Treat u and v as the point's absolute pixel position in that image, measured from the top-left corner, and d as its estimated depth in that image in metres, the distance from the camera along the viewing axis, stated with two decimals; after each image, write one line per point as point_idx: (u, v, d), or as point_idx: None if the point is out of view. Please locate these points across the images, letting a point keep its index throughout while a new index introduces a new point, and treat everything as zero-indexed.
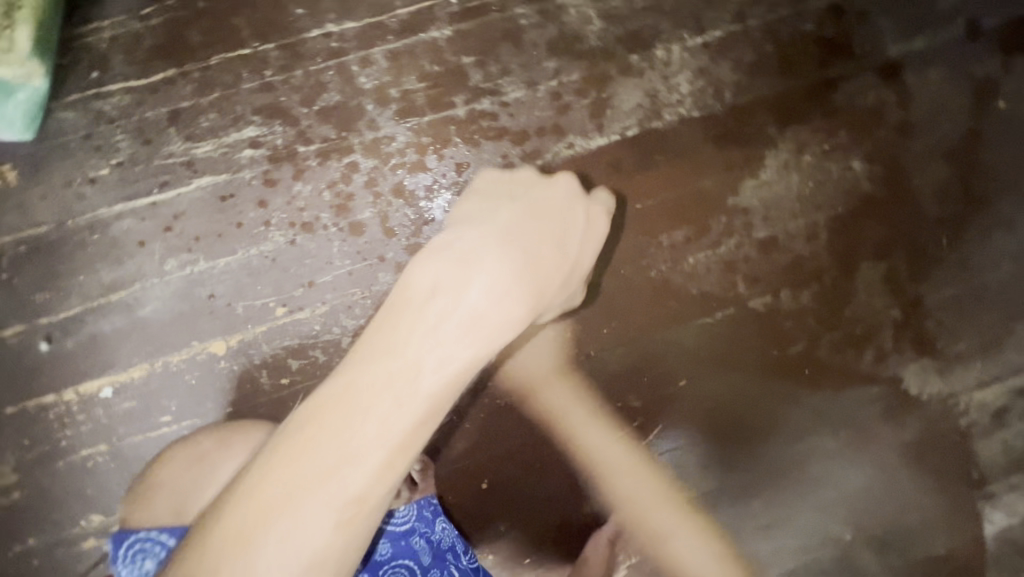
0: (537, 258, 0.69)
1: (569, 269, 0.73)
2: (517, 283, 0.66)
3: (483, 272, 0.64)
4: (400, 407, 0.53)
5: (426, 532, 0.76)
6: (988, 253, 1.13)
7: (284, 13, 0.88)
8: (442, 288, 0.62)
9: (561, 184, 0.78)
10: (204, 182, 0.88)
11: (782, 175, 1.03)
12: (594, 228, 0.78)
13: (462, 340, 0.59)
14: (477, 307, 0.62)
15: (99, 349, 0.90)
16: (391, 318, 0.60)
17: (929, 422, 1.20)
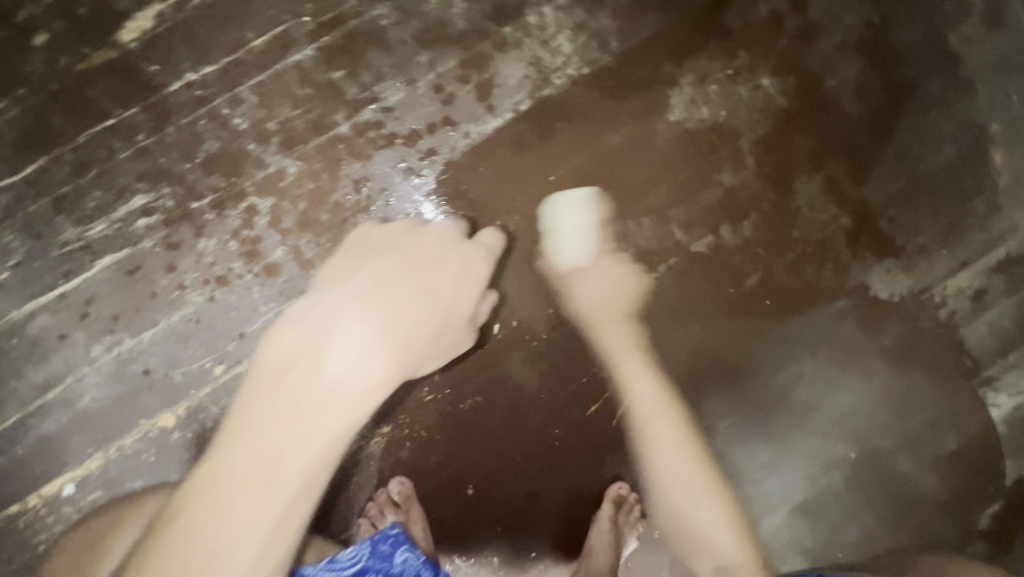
0: (402, 312, 0.72)
1: (441, 319, 0.75)
2: (382, 343, 0.68)
3: (343, 336, 0.69)
4: (263, 493, 0.57)
5: (383, 568, 0.75)
6: (926, 137, 1.10)
7: (139, 73, 0.85)
8: (292, 361, 0.67)
9: (434, 234, 0.82)
10: (107, 261, 0.87)
11: (692, 111, 1.00)
12: (475, 271, 0.80)
13: (320, 417, 0.61)
14: (331, 381, 0.64)
15: (49, 451, 0.89)
16: (248, 403, 0.64)
17: (908, 322, 1.16)
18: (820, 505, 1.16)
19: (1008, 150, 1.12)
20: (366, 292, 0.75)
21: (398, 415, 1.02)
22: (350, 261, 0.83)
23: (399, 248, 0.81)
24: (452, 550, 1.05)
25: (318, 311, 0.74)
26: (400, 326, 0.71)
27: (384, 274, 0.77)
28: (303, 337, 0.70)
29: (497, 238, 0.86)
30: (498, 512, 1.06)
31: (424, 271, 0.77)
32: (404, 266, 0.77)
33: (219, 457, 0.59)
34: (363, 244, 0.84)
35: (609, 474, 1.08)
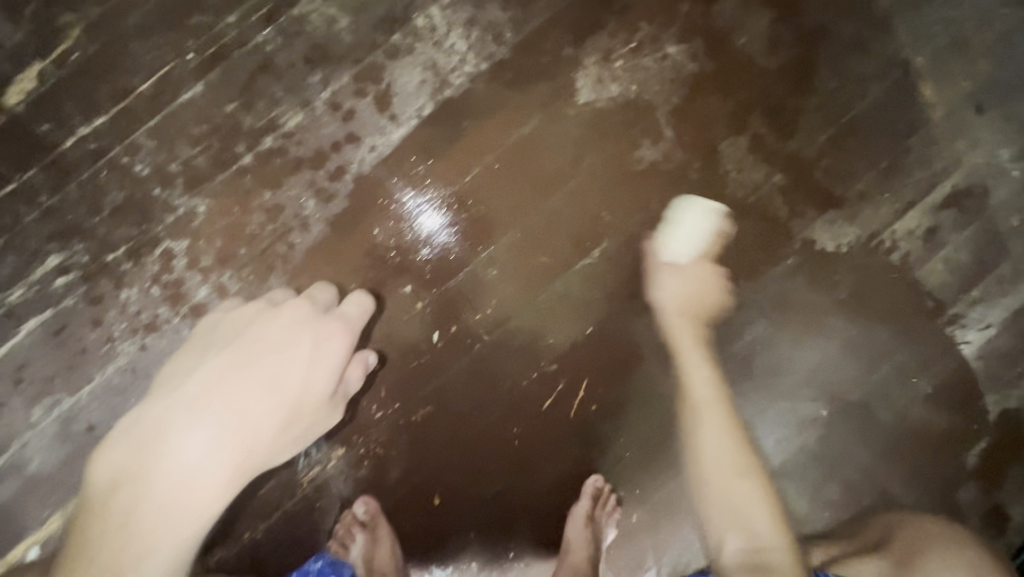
0: (240, 413, 0.62)
1: (289, 412, 0.65)
2: (222, 449, 0.60)
3: (175, 448, 0.60)
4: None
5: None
6: (848, 81, 1.08)
7: (31, 134, 0.86)
8: (121, 477, 0.59)
9: (287, 313, 0.70)
10: (32, 324, 0.87)
11: (601, 90, 1.00)
12: (329, 350, 0.68)
13: (153, 531, 0.58)
14: (169, 491, 0.58)
15: (7, 519, 0.89)
16: (87, 520, 0.59)
17: (862, 272, 1.12)
18: (799, 467, 1.13)
19: (933, 82, 1.10)
20: (203, 393, 0.63)
21: (352, 435, 1.01)
22: (190, 360, 0.69)
23: (242, 338, 0.69)
24: (428, 561, 1.04)
25: (144, 423, 0.62)
26: (239, 429, 0.61)
27: (224, 369, 0.65)
28: (131, 453, 0.60)
29: (365, 304, 0.76)
30: (469, 521, 1.04)
31: (265, 358, 0.66)
32: (255, 351, 0.66)
33: (76, 570, 0.57)
34: (212, 335, 0.72)
35: (577, 467, 1.06)
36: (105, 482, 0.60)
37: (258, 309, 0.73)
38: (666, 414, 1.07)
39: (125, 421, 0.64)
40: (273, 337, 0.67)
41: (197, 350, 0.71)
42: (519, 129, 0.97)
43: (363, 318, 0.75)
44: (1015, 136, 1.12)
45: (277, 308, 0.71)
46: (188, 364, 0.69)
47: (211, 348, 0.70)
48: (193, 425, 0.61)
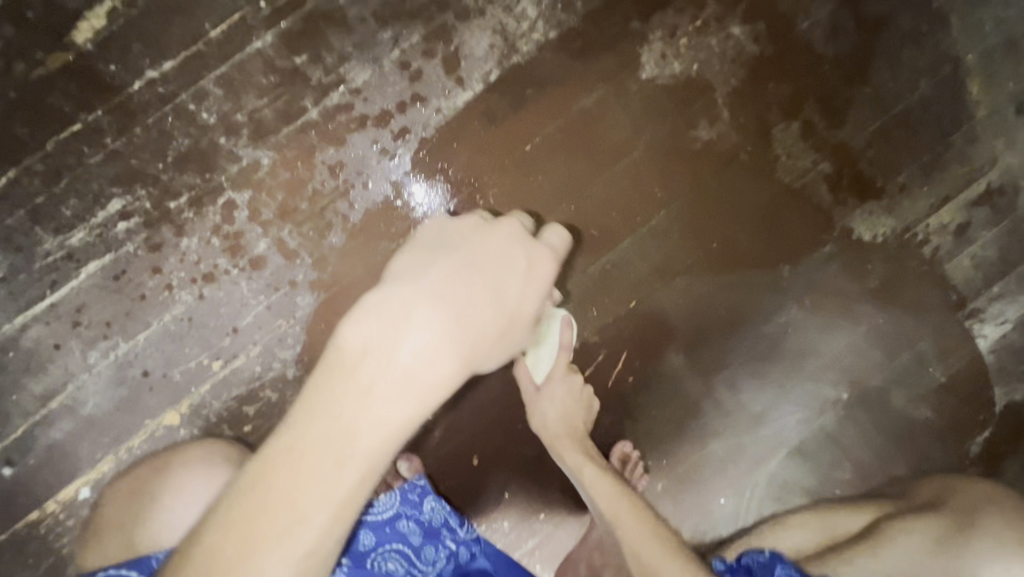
0: (474, 312, 0.55)
1: (508, 318, 0.59)
2: (457, 340, 0.53)
3: (414, 327, 0.51)
4: (335, 476, 0.47)
5: (414, 515, 0.74)
6: (900, 73, 1.11)
7: (98, 73, 0.85)
8: (377, 343, 0.50)
9: (503, 226, 0.65)
10: (91, 268, 0.87)
11: (664, 66, 1.02)
12: (540, 270, 0.64)
13: (386, 411, 0.49)
14: (405, 370, 0.50)
15: (61, 458, 0.90)
16: (317, 382, 0.49)
17: (892, 263, 1.15)
18: (817, 446, 1.16)
19: (981, 80, 1.13)
20: (442, 284, 0.55)
21: None
22: (415, 257, 0.60)
23: (463, 243, 0.62)
24: (463, 518, 1.07)
25: (389, 298, 0.52)
26: (473, 328, 0.54)
27: (451, 273, 0.57)
28: (378, 322, 0.51)
29: (564, 236, 0.74)
30: (503, 482, 1.08)
31: (494, 263, 0.60)
32: (476, 262, 0.60)
33: (314, 420, 0.48)
34: (439, 238, 0.63)
35: (610, 436, 1.09)
36: (351, 348, 0.50)
37: (471, 222, 0.66)
38: (693, 387, 1.12)
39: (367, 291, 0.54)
40: (485, 258, 0.60)
41: (412, 251, 0.62)
42: (582, 100, 0.99)
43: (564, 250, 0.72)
44: None
45: (492, 224, 0.65)
46: (402, 266, 0.58)
47: (425, 252, 0.61)
48: (437, 307, 0.53)
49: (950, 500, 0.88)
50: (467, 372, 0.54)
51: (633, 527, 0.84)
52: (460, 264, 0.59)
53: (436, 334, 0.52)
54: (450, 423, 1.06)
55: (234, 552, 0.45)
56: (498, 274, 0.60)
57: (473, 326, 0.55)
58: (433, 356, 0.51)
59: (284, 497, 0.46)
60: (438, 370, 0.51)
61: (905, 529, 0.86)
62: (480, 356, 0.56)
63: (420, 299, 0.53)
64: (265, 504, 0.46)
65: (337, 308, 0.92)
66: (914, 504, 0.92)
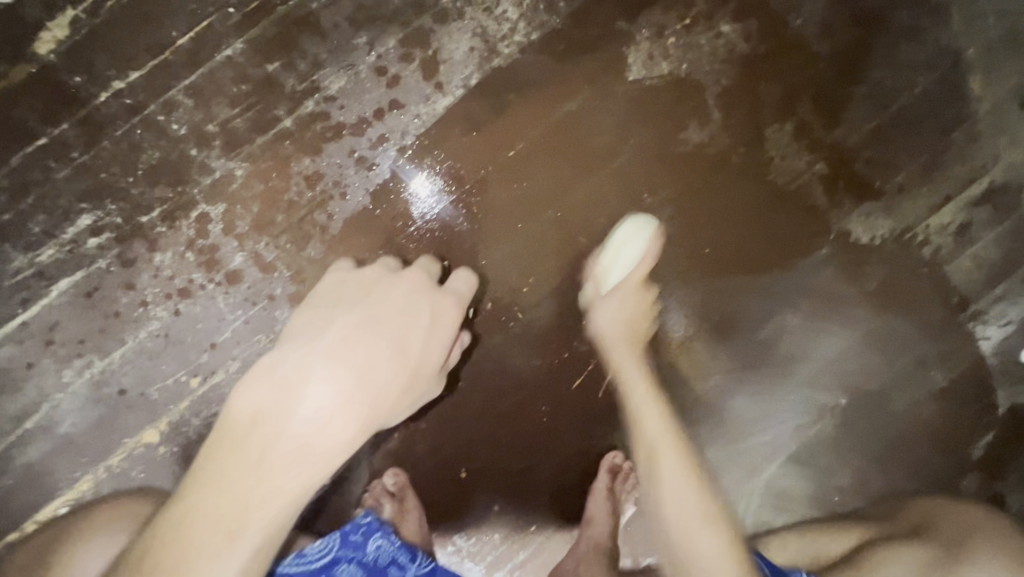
0: (370, 369, 0.61)
1: (410, 375, 0.65)
2: (351, 404, 0.59)
3: (305, 395, 0.58)
4: (221, 554, 0.53)
5: (355, 557, 0.73)
6: (897, 69, 1.07)
7: (63, 86, 0.83)
8: (262, 414, 0.57)
9: (408, 279, 0.72)
10: (64, 285, 0.85)
11: (650, 67, 0.99)
12: (445, 323, 0.70)
13: (275, 483, 0.55)
14: (300, 439, 0.56)
15: (37, 480, 0.87)
16: (209, 457, 0.56)
17: (891, 265, 1.12)
18: (815, 454, 1.13)
19: (982, 75, 1.09)
20: (332, 351, 0.62)
21: None
22: (317, 315, 0.69)
23: (370, 298, 0.70)
24: (450, 532, 1.05)
25: (282, 370, 0.59)
26: (368, 385, 0.61)
27: (352, 329, 0.65)
28: (271, 392, 0.58)
29: (470, 280, 0.77)
30: (493, 495, 1.05)
31: (392, 321, 0.66)
32: (375, 319, 0.66)
33: (206, 496, 0.54)
34: (338, 292, 0.73)
35: (601, 447, 1.07)
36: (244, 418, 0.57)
37: (378, 271, 0.75)
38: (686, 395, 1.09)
39: (267, 358, 0.62)
40: (388, 311, 0.67)
41: (329, 298, 0.72)
42: (567, 102, 0.96)
43: (470, 294, 0.76)
44: None
45: (401, 271, 0.73)
46: (313, 321, 0.68)
47: (333, 303, 0.70)
48: (326, 376, 0.59)
49: (936, 527, 0.86)
50: (361, 434, 0.60)
51: (676, 485, 0.69)
52: (360, 321, 0.66)
53: (325, 400, 0.58)
54: (437, 436, 1.04)
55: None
56: (401, 330, 0.66)
57: (371, 384, 0.61)
58: (324, 420, 0.57)
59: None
60: (331, 435, 0.58)
61: (897, 552, 0.83)
62: (380, 414, 0.62)
63: (311, 368, 0.60)
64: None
65: None
66: (900, 529, 0.90)
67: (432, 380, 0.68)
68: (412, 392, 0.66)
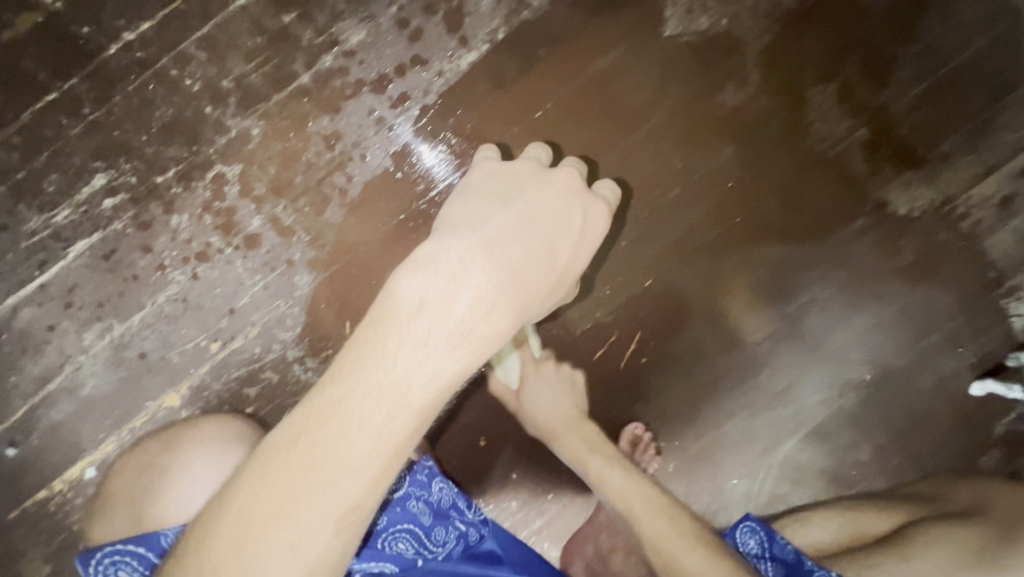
0: (528, 267, 0.51)
1: (559, 277, 0.55)
2: (508, 298, 0.49)
3: (469, 279, 0.48)
4: (382, 430, 0.45)
5: (422, 496, 0.71)
6: (953, 28, 1.00)
7: (71, 37, 0.79)
8: (425, 301, 0.47)
9: (563, 177, 0.60)
10: (80, 247, 0.83)
11: (688, 22, 0.92)
12: (593, 232, 0.58)
13: (439, 366, 0.46)
14: (459, 328, 0.47)
15: (62, 439, 0.87)
16: (366, 338, 0.46)
17: (926, 239, 1.07)
18: (837, 428, 1.11)
19: None
20: (499, 241, 0.51)
21: None
22: (473, 204, 0.56)
23: (528, 192, 0.57)
24: (469, 497, 1.06)
25: (443, 257, 0.49)
26: (529, 281, 0.51)
27: (512, 220, 0.53)
28: (435, 280, 0.47)
29: (614, 191, 0.67)
30: (512, 463, 1.05)
31: (555, 218, 0.55)
32: (544, 211, 0.55)
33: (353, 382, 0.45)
34: (493, 179, 0.60)
35: (621, 418, 1.06)
36: (403, 299, 0.47)
37: (531, 166, 0.62)
38: (688, 381, 1.06)
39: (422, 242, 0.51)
40: (551, 203, 0.57)
41: (470, 191, 0.59)
42: (598, 59, 0.91)
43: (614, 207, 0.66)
44: None
45: (550, 170, 0.61)
46: (453, 217, 0.55)
47: (485, 194, 0.58)
48: (490, 263, 0.49)
49: (994, 507, 0.80)
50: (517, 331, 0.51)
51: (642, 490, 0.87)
52: (527, 209, 0.55)
53: (466, 313, 0.47)
54: (457, 404, 1.03)
55: (280, 502, 0.43)
56: (556, 232, 0.55)
57: (526, 284, 0.51)
58: (467, 329, 0.47)
59: (326, 455, 0.44)
60: (486, 329, 0.48)
61: (945, 535, 0.78)
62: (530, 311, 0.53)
63: (459, 265, 0.48)
64: (305, 462, 0.44)
65: (339, 287, 0.88)
66: (952, 509, 0.83)
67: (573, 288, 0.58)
68: (554, 294, 0.55)
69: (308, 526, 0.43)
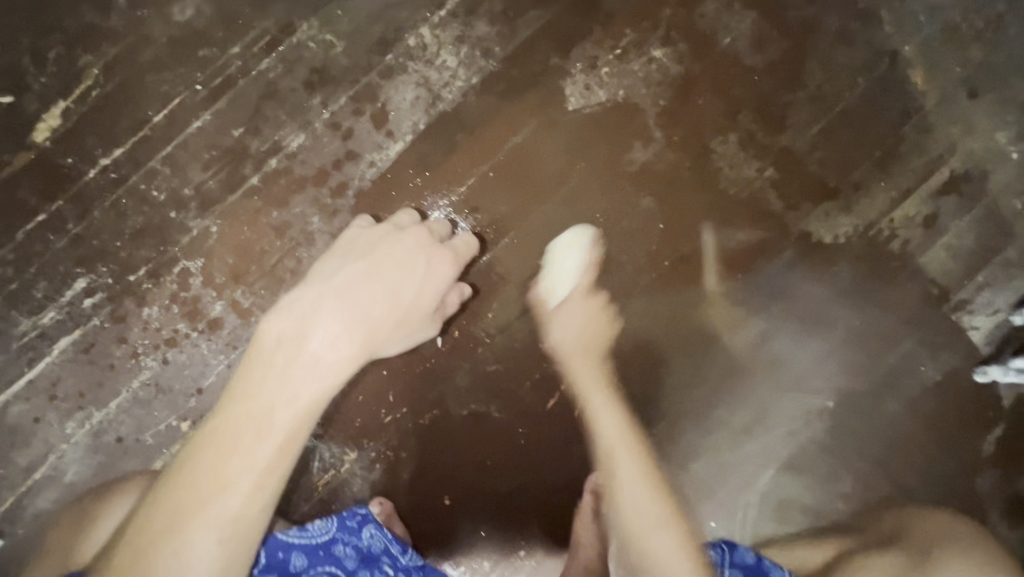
0: (373, 306, 0.66)
1: (404, 313, 0.69)
2: (356, 328, 0.64)
3: (322, 321, 0.63)
4: (253, 449, 0.55)
5: (351, 541, 0.77)
6: (836, 72, 1.10)
7: (58, 167, 0.94)
8: (283, 341, 0.61)
9: (410, 233, 0.75)
10: (64, 344, 0.94)
11: (589, 96, 1.04)
12: (440, 273, 0.73)
13: (299, 390, 0.58)
14: (313, 357, 0.61)
15: (45, 527, 0.93)
16: (240, 375, 0.60)
17: (859, 262, 1.12)
18: (807, 458, 1.11)
19: (923, 70, 1.11)
20: (346, 288, 0.67)
21: (364, 438, 1.05)
22: (332, 265, 0.72)
23: (378, 248, 0.73)
24: (440, 561, 1.06)
25: (300, 303, 0.65)
26: (371, 317, 0.66)
27: (358, 272, 0.69)
28: (293, 321, 0.63)
29: (472, 241, 0.82)
30: (480, 520, 1.07)
31: (395, 269, 0.70)
32: (386, 261, 0.71)
33: (226, 414, 0.57)
34: (354, 243, 0.76)
35: (584, 466, 1.08)
36: (267, 341, 0.61)
37: (385, 229, 0.77)
38: (645, 422, 1.09)
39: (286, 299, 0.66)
40: (394, 254, 0.72)
41: (334, 256, 0.75)
42: (512, 135, 1.02)
43: (468, 255, 0.80)
44: (1011, 118, 1.12)
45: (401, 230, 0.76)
46: (315, 277, 0.70)
47: (343, 256, 0.73)
48: (338, 307, 0.65)
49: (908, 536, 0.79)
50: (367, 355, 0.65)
51: (629, 473, 0.77)
52: (372, 261, 0.70)
53: (318, 345, 0.61)
54: (419, 465, 1.06)
55: (170, 521, 0.53)
56: (397, 275, 0.70)
57: (371, 317, 0.66)
58: (320, 357, 0.61)
59: (207, 475, 0.54)
60: (338, 356, 0.62)
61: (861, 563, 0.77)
62: (382, 338, 0.67)
63: (312, 313, 0.64)
64: (188, 487, 0.54)
65: None
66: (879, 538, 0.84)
67: (425, 316, 0.72)
68: (401, 326, 0.69)
69: (196, 539, 0.52)
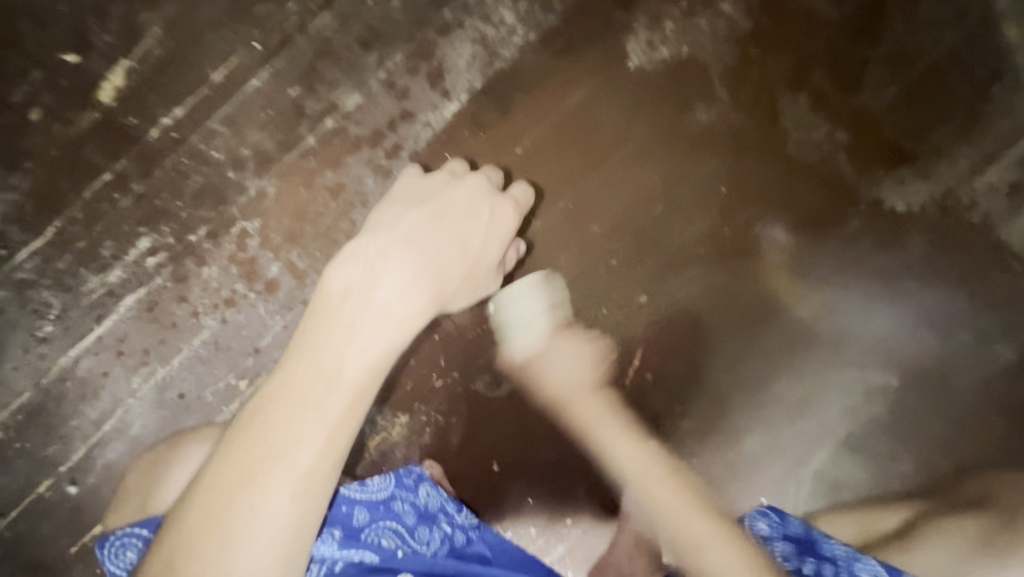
0: (440, 253, 0.64)
1: (471, 263, 0.67)
2: (423, 280, 0.62)
3: (388, 271, 0.61)
4: (324, 402, 0.54)
5: (408, 498, 0.78)
6: (919, 27, 1.02)
7: (121, 126, 0.95)
8: (351, 290, 0.59)
9: (469, 179, 0.72)
10: (129, 301, 0.96)
11: (650, 54, 1.00)
12: (503, 224, 0.71)
13: (369, 341, 0.57)
14: (383, 308, 0.59)
15: (114, 476, 0.97)
16: (306, 327, 0.58)
17: (934, 232, 1.05)
18: (869, 437, 1.06)
19: (1016, 24, 1.03)
20: (411, 235, 0.65)
21: (414, 402, 1.05)
22: (391, 212, 0.70)
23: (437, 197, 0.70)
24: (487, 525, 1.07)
25: (366, 251, 0.62)
26: (439, 267, 0.64)
27: (421, 220, 0.67)
28: (358, 270, 0.60)
29: (527, 192, 0.79)
30: (527, 487, 1.07)
31: (457, 218, 0.68)
32: (449, 211, 0.68)
33: (296, 367, 0.56)
34: (409, 192, 0.73)
35: None
36: (333, 292, 0.60)
37: (440, 179, 0.74)
38: (699, 395, 1.05)
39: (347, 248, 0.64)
40: (455, 205, 0.69)
41: (389, 206, 0.72)
42: (569, 96, 0.99)
43: (527, 203, 0.78)
44: None
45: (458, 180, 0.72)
46: (374, 224, 0.68)
47: (400, 206, 0.70)
48: (405, 258, 0.62)
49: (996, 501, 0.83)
50: (435, 307, 0.63)
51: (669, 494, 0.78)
52: (433, 209, 0.68)
53: (387, 297, 0.59)
54: (468, 431, 1.06)
55: (240, 476, 0.52)
56: (461, 226, 0.68)
57: (440, 267, 0.64)
58: (390, 309, 0.59)
59: (277, 431, 0.53)
60: (408, 306, 0.60)
61: (950, 530, 0.78)
62: (449, 290, 0.65)
63: (379, 260, 0.61)
64: (260, 442, 0.53)
65: None
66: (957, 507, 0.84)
67: (489, 268, 0.70)
68: (467, 277, 0.67)
69: (271, 494, 0.51)
